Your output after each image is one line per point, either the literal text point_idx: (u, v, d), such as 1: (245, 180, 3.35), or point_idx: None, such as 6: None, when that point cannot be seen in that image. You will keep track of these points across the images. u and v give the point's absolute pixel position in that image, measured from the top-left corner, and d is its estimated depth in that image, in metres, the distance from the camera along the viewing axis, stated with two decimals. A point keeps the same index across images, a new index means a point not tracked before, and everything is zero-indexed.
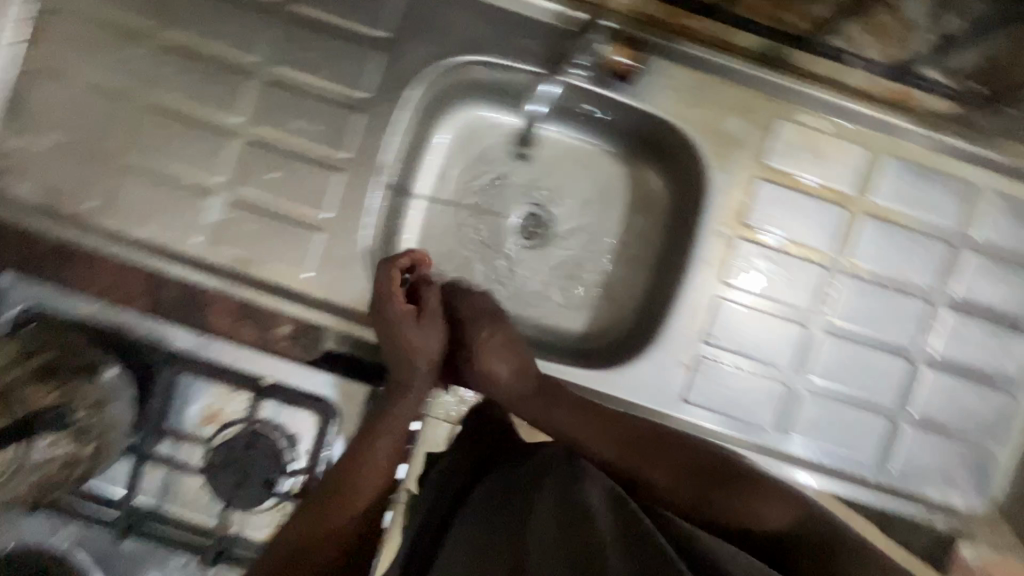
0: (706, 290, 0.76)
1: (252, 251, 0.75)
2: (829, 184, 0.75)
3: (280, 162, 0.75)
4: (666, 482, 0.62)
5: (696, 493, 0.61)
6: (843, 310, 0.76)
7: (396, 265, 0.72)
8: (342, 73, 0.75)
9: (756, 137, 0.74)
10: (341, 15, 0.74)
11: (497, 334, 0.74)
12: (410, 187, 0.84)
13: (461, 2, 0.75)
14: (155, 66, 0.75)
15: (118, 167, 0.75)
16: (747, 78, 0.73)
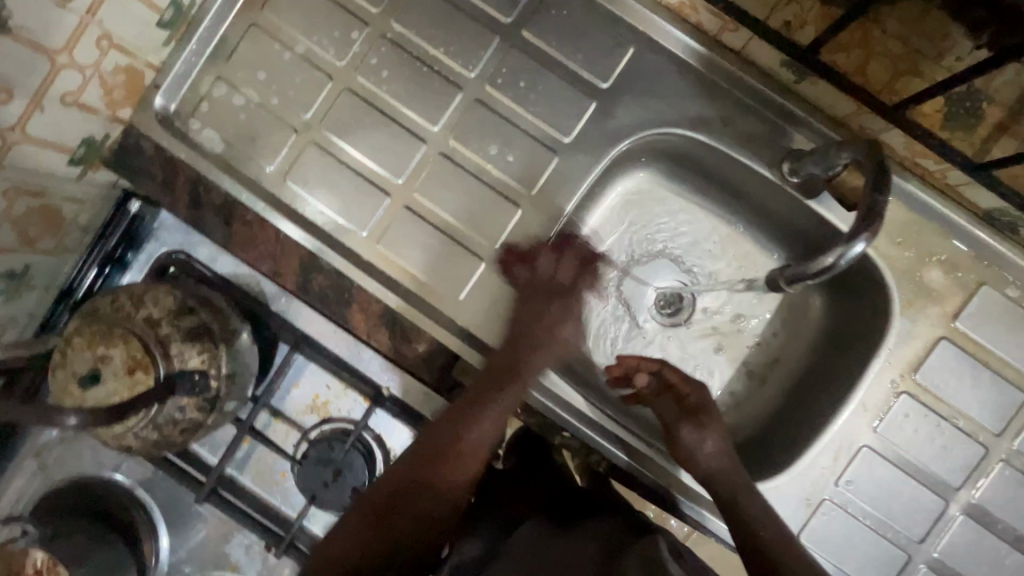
0: (854, 435, 0.72)
1: (410, 261, 0.73)
2: (1014, 365, 0.70)
3: (463, 183, 0.73)
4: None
5: None
6: (992, 498, 0.71)
7: (635, 361, 0.73)
8: (548, 111, 0.73)
9: (954, 295, 0.70)
10: (566, 55, 0.72)
11: (711, 432, 0.67)
12: (570, 234, 0.81)
13: (689, 71, 0.71)
14: (371, 55, 0.74)
15: (304, 141, 0.74)
16: (963, 234, 0.69)
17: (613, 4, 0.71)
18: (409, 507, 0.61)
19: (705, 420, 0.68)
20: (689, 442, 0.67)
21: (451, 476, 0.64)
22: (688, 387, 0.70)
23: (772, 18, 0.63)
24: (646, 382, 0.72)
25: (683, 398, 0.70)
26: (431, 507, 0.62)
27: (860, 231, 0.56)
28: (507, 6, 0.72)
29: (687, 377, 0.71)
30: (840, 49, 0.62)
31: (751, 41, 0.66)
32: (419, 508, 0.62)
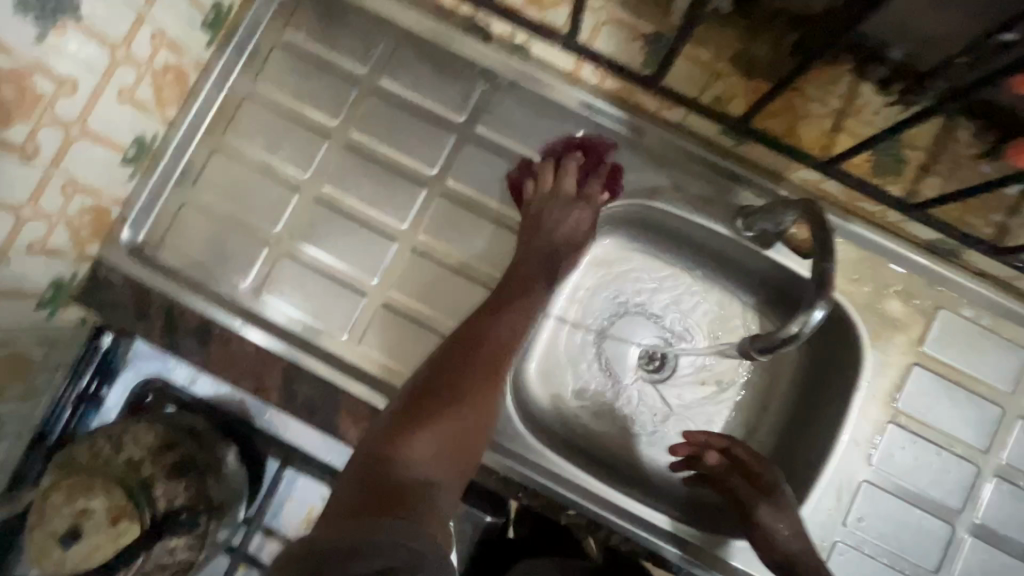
0: (852, 472, 0.73)
1: (393, 358, 0.74)
2: (985, 380, 0.74)
3: (437, 275, 0.75)
4: None
5: None
6: (992, 516, 0.72)
7: (715, 443, 0.75)
8: (510, 198, 0.76)
9: (915, 322, 0.74)
10: (519, 143, 0.76)
11: (778, 503, 0.69)
12: (547, 307, 0.83)
13: (636, 145, 0.76)
14: (335, 165, 0.77)
15: (278, 254, 0.76)
16: (912, 264, 0.73)
17: (558, 94, 0.76)
18: (427, 431, 0.56)
19: (778, 500, 0.69)
20: (765, 519, 0.68)
21: (479, 422, 0.60)
22: (762, 469, 0.71)
23: (704, 95, 0.69)
24: (717, 461, 0.74)
25: (754, 474, 0.71)
26: (481, 429, 0.60)
27: (818, 298, 0.59)
28: (457, 106, 0.77)
29: (755, 455, 0.72)
30: (770, 115, 0.68)
31: (689, 115, 0.72)
32: (446, 441, 0.56)
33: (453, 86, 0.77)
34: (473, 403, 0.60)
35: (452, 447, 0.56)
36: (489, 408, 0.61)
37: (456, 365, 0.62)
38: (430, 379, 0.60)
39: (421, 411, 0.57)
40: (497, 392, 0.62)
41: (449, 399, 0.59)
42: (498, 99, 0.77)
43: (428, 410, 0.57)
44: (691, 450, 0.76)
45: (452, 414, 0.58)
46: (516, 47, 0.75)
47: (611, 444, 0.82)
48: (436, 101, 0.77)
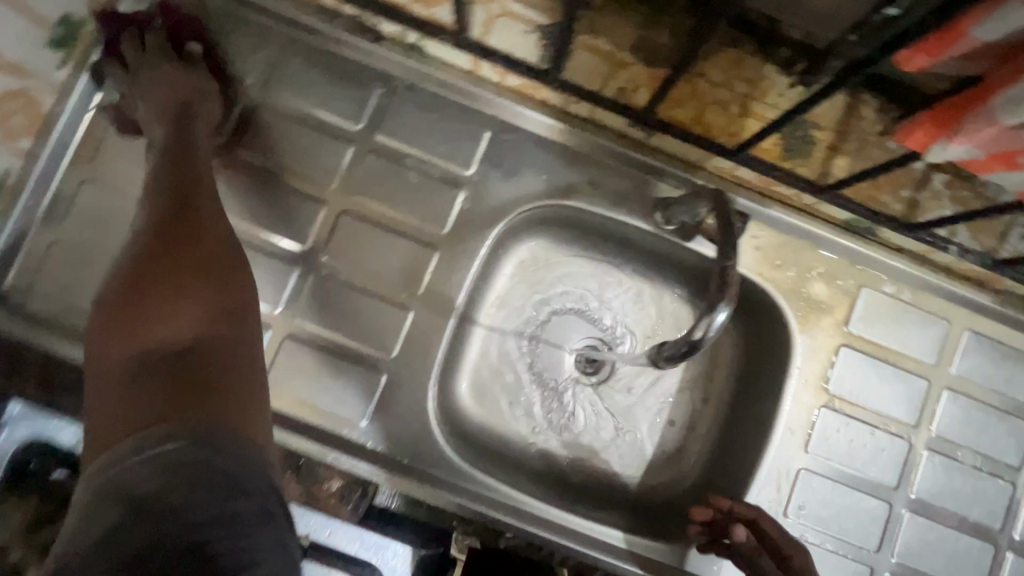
0: (789, 460, 0.72)
1: (304, 393, 0.68)
2: (911, 354, 0.74)
3: (346, 297, 0.70)
4: None
5: None
6: (926, 488, 0.73)
7: (745, 515, 0.67)
8: (419, 208, 0.71)
9: (841, 303, 0.73)
10: (423, 149, 0.71)
11: None
12: (473, 319, 0.79)
13: (547, 143, 0.72)
14: (223, 187, 0.70)
15: None
16: (832, 244, 0.72)
17: (458, 94, 0.71)
18: (180, 309, 0.50)
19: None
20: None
21: (212, 301, 0.52)
22: (796, 559, 0.65)
23: (608, 87, 0.65)
24: (745, 536, 0.67)
25: (787, 558, 0.65)
26: (223, 303, 0.53)
27: (720, 299, 0.57)
28: (353, 114, 0.71)
29: (787, 540, 0.66)
30: (675, 103, 0.65)
31: (596, 109, 0.69)
32: (204, 314, 0.51)
33: (346, 92, 0.71)
34: (195, 279, 0.53)
35: (223, 309, 0.52)
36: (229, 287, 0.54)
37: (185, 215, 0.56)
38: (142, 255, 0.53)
39: (161, 274, 0.52)
40: (207, 246, 0.55)
41: (166, 286, 0.51)
42: (397, 103, 0.72)
43: (138, 293, 0.51)
44: (716, 516, 0.68)
45: (177, 299, 0.51)
46: (409, 45, 0.70)
47: (552, 455, 0.79)
48: (330, 109, 0.71)
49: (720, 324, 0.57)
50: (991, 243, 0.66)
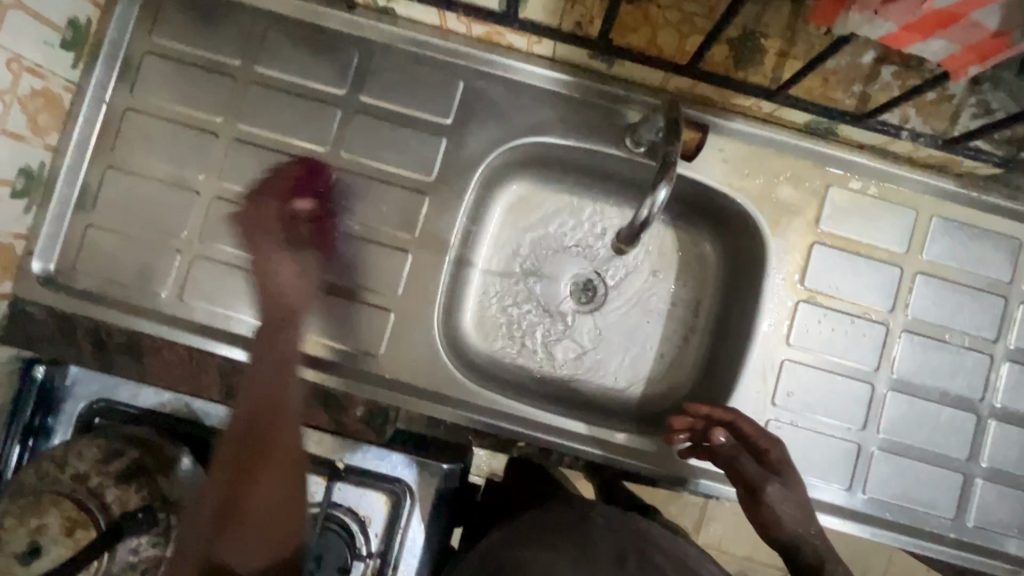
0: (772, 353, 0.77)
1: (324, 336, 0.76)
2: (881, 245, 0.78)
3: (351, 246, 0.77)
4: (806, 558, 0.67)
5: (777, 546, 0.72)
6: (906, 367, 0.78)
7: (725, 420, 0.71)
8: (407, 159, 0.77)
9: (810, 203, 0.77)
10: (404, 104, 0.77)
11: (782, 479, 0.70)
12: (470, 259, 0.85)
13: (517, 84, 0.77)
14: (229, 160, 0.77)
15: (191, 257, 0.76)
16: (795, 148, 0.77)
17: (430, 50, 0.77)
18: (231, 544, 0.59)
19: (782, 482, 0.70)
20: (773, 501, 0.69)
21: (274, 502, 0.61)
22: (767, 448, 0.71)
23: (565, 21, 0.69)
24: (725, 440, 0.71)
25: (761, 451, 0.71)
26: (280, 507, 0.61)
27: (660, 179, 0.64)
28: (337, 80, 0.78)
29: (757, 433, 0.71)
30: (627, 31, 0.69)
31: (558, 46, 0.73)
32: (269, 531, 0.60)
33: (329, 61, 0.78)
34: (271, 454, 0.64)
35: (220, 507, 0.60)
36: (268, 495, 0.61)
37: (264, 373, 0.70)
38: (226, 457, 0.63)
39: (230, 510, 0.60)
40: (264, 473, 0.62)
41: (238, 502, 0.60)
42: (377, 64, 0.78)
43: (228, 517, 0.60)
44: (697, 424, 0.73)
45: (250, 518, 0.60)
46: (380, 10, 0.76)
47: (557, 375, 0.85)
48: (317, 78, 0.78)
49: (661, 201, 0.64)
50: (943, 126, 0.69)
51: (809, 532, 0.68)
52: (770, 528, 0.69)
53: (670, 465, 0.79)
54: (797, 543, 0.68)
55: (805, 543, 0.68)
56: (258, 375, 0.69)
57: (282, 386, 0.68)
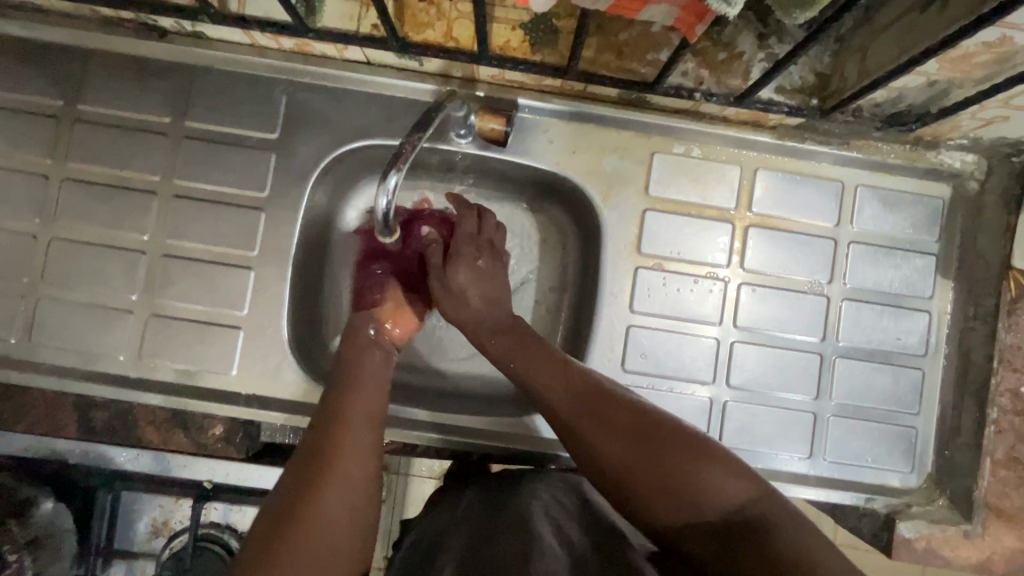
0: (617, 321, 0.80)
1: (177, 360, 0.77)
2: (711, 204, 0.80)
3: (192, 270, 0.78)
4: (608, 414, 0.62)
5: (617, 442, 0.60)
6: (750, 318, 0.80)
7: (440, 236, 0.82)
8: (238, 177, 0.78)
9: (637, 173, 0.80)
10: (230, 125, 0.79)
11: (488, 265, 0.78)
12: (330, 267, 0.86)
13: (338, 92, 0.79)
14: (62, 200, 0.78)
15: (34, 300, 0.77)
16: (614, 121, 0.79)
17: (248, 67, 0.78)
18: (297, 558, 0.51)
19: (525, 337, 0.71)
20: (544, 392, 0.66)
21: (348, 505, 0.56)
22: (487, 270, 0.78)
23: (362, 26, 0.72)
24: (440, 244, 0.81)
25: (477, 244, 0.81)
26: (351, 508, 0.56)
27: (388, 168, 0.64)
28: (161, 108, 0.78)
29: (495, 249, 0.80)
30: (425, 26, 0.71)
31: (367, 50, 0.75)
32: (343, 535, 0.55)
33: (150, 90, 0.78)
34: (345, 463, 0.58)
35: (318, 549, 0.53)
36: (348, 485, 0.57)
37: (339, 408, 0.63)
38: (297, 477, 0.57)
39: (283, 526, 0.53)
40: (349, 458, 0.59)
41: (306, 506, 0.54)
42: (198, 88, 0.78)
43: (288, 526, 0.53)
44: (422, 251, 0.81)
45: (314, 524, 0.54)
46: (194, 35, 0.77)
47: (429, 369, 0.87)
48: (140, 108, 0.78)
49: (393, 189, 0.65)
50: (736, 82, 0.72)
51: (638, 413, 0.62)
52: (581, 436, 0.62)
53: (537, 443, 0.79)
54: (629, 434, 0.60)
55: (642, 429, 0.60)
56: (345, 416, 0.62)
57: (366, 428, 0.63)
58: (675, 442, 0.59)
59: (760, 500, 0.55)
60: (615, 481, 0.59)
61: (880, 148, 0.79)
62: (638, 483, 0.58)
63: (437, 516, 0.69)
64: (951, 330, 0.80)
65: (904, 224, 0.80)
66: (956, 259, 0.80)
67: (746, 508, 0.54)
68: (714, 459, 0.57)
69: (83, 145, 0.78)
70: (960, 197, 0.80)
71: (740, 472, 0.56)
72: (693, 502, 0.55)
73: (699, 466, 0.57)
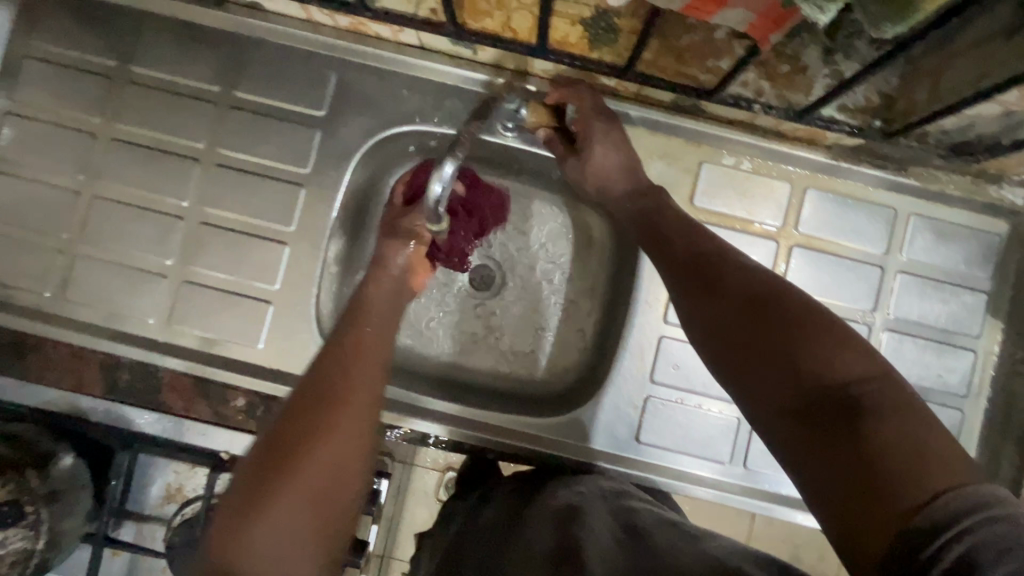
0: (649, 330, 0.78)
1: (206, 329, 0.77)
2: (756, 220, 0.78)
3: (228, 240, 0.78)
4: (729, 283, 0.58)
5: (738, 309, 0.55)
6: None
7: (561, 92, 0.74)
8: (282, 152, 0.78)
9: (683, 181, 0.78)
10: (278, 99, 0.78)
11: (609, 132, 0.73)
12: (363, 250, 0.85)
13: (388, 75, 0.78)
14: (106, 160, 0.78)
15: (71, 257, 0.77)
16: (665, 126, 0.77)
17: (301, 43, 0.78)
18: (272, 509, 0.52)
19: (649, 220, 0.69)
20: (666, 258, 0.64)
21: (335, 465, 0.55)
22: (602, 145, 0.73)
23: (420, 8, 0.71)
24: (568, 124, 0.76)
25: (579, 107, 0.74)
26: (336, 467, 0.56)
27: (445, 154, 0.62)
28: (211, 77, 0.78)
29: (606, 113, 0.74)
30: (484, 15, 0.69)
31: (421, 34, 0.74)
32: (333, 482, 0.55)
33: (201, 58, 0.78)
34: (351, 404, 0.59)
35: (318, 491, 0.54)
36: (341, 444, 0.57)
37: (348, 358, 0.62)
38: (299, 412, 0.57)
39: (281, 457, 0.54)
40: (342, 420, 0.57)
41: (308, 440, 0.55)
42: (250, 59, 0.78)
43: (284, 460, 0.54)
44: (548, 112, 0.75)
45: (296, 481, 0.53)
46: (250, 6, 0.77)
47: (452, 361, 0.85)
48: (191, 75, 0.78)
49: (450, 175, 0.62)
50: (798, 98, 0.70)
51: (764, 282, 0.57)
52: (701, 296, 0.59)
53: (558, 446, 0.78)
54: (750, 299, 0.55)
55: (767, 298, 0.55)
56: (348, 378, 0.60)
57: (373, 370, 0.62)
58: (807, 318, 0.52)
59: (884, 386, 0.46)
60: (722, 335, 0.55)
61: (939, 177, 0.76)
62: (745, 345, 0.53)
63: (459, 524, 0.70)
64: (996, 372, 0.78)
65: (956, 258, 0.77)
66: (1008, 299, 0.77)
67: (864, 389, 0.46)
68: (840, 338, 0.50)
69: (132, 107, 0.78)
70: (1019, 235, 0.77)
71: (865, 354, 0.48)
72: (800, 375, 0.48)
73: (817, 341, 0.50)
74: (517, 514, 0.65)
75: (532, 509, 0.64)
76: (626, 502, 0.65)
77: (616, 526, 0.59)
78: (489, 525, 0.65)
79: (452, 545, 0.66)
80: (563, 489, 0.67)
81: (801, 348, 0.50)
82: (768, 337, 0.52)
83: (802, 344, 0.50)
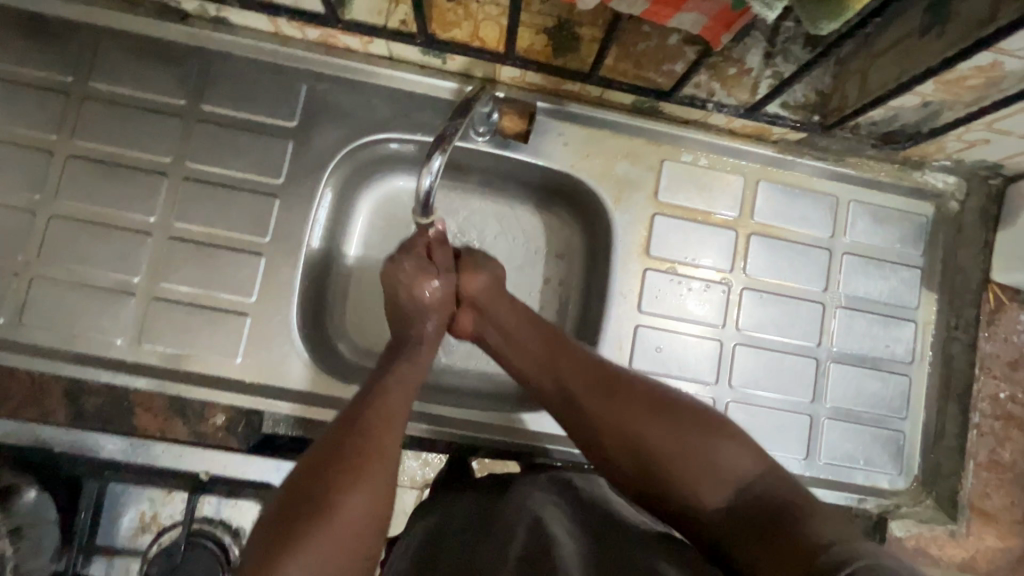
0: (625, 321, 0.82)
1: (181, 345, 0.75)
2: (716, 212, 0.84)
3: (199, 255, 0.76)
4: (630, 391, 0.64)
5: (644, 416, 0.61)
6: (751, 322, 0.83)
7: None
8: (254, 163, 0.78)
9: (646, 178, 0.83)
10: (248, 111, 0.78)
11: None
12: (339, 257, 0.85)
13: (359, 85, 0.80)
14: (63, 177, 0.76)
15: (26, 280, 0.74)
16: (626, 127, 0.82)
17: (269, 55, 0.78)
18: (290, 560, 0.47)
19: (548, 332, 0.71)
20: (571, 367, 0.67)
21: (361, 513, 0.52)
22: None
23: (390, 20, 0.73)
24: None
25: None
26: (362, 521, 0.52)
27: (432, 149, 0.65)
28: (176, 90, 0.77)
29: None
30: (452, 24, 0.72)
31: (392, 45, 0.76)
32: (358, 530, 0.51)
33: (164, 72, 0.77)
34: (378, 447, 0.56)
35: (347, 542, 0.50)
36: (373, 485, 0.53)
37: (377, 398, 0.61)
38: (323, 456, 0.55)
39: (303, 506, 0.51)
40: (374, 470, 0.54)
41: (331, 486, 0.52)
42: (216, 72, 0.78)
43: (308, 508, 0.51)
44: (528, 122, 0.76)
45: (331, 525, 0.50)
46: (214, 20, 0.77)
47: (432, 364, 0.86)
48: (153, 88, 0.77)
49: (437, 168, 0.65)
50: (745, 96, 0.76)
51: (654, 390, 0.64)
52: (607, 414, 0.62)
53: (545, 439, 0.80)
54: (656, 407, 0.62)
55: (666, 404, 0.62)
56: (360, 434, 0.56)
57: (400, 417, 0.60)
58: (703, 421, 0.60)
59: (776, 481, 0.56)
60: (633, 447, 0.60)
61: (872, 165, 0.85)
62: (662, 452, 0.59)
63: (433, 515, 0.68)
64: (936, 339, 0.86)
65: (893, 237, 0.85)
66: (939, 273, 0.86)
67: (760, 484, 0.56)
68: (728, 437, 0.59)
69: (91, 123, 0.76)
70: (943, 215, 0.86)
71: (748, 450, 0.59)
72: (713, 483, 0.56)
73: (718, 442, 0.58)
74: (495, 511, 0.62)
75: (511, 502, 0.62)
76: (601, 491, 0.63)
77: (585, 516, 0.59)
78: (467, 520, 0.63)
79: (426, 538, 0.63)
80: (539, 483, 0.64)
81: (706, 451, 0.58)
82: (676, 441, 0.59)
83: (707, 448, 0.58)
